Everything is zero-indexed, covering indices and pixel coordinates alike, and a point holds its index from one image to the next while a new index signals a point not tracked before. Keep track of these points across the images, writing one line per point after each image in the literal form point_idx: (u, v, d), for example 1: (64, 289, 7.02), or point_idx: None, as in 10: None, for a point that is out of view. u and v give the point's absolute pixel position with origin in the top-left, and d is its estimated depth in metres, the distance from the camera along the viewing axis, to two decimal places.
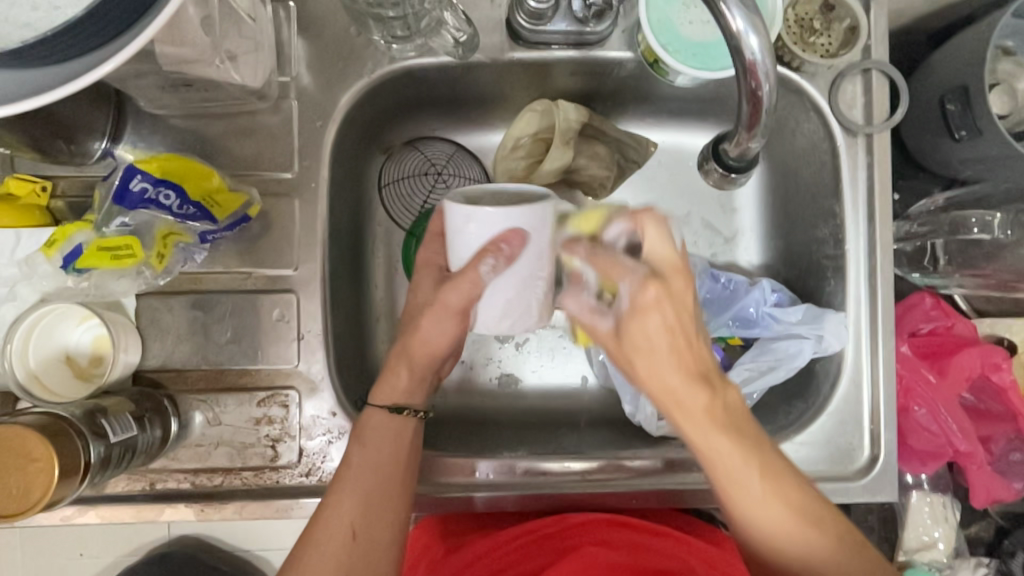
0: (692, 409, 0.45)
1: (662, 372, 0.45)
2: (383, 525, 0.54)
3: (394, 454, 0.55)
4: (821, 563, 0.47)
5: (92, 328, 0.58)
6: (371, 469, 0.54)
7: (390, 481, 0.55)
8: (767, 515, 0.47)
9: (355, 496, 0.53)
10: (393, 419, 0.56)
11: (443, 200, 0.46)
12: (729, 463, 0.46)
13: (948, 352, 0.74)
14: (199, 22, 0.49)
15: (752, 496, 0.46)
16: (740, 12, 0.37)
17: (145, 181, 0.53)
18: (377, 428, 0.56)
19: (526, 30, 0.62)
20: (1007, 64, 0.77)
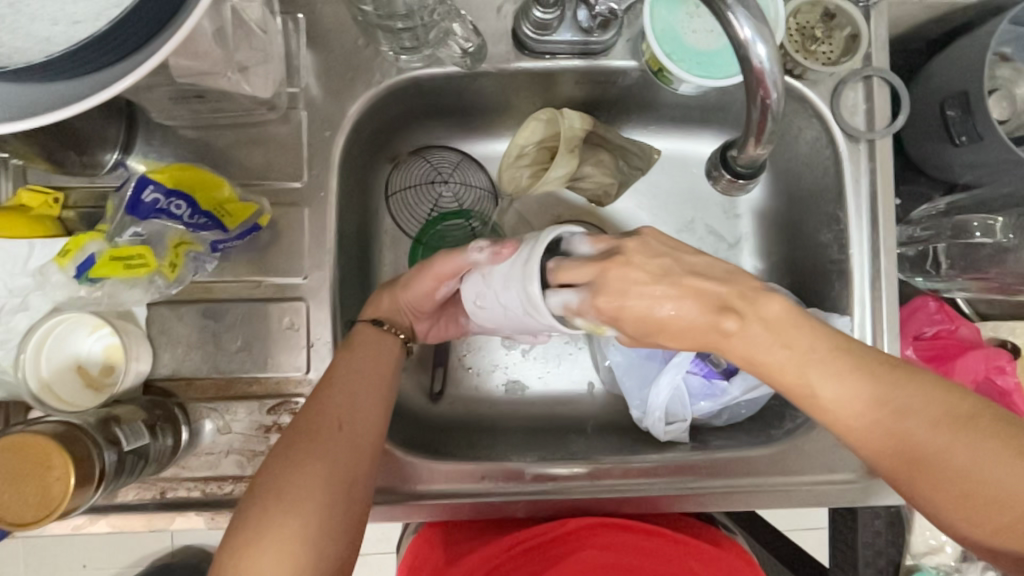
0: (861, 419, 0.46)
1: (817, 399, 0.47)
2: (369, 428, 0.52)
3: (375, 371, 0.55)
4: (953, 449, 0.44)
5: (103, 337, 0.58)
6: (345, 379, 0.54)
7: (378, 388, 0.55)
8: (1000, 483, 0.42)
9: (346, 394, 0.53)
10: (374, 337, 0.58)
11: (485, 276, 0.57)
12: (793, 371, 0.47)
13: (952, 355, 0.75)
14: (212, 34, 0.50)
15: (975, 472, 0.43)
16: (748, 21, 0.37)
17: (157, 193, 0.54)
18: (365, 343, 0.58)
19: (531, 40, 0.62)
20: (1006, 70, 0.78)
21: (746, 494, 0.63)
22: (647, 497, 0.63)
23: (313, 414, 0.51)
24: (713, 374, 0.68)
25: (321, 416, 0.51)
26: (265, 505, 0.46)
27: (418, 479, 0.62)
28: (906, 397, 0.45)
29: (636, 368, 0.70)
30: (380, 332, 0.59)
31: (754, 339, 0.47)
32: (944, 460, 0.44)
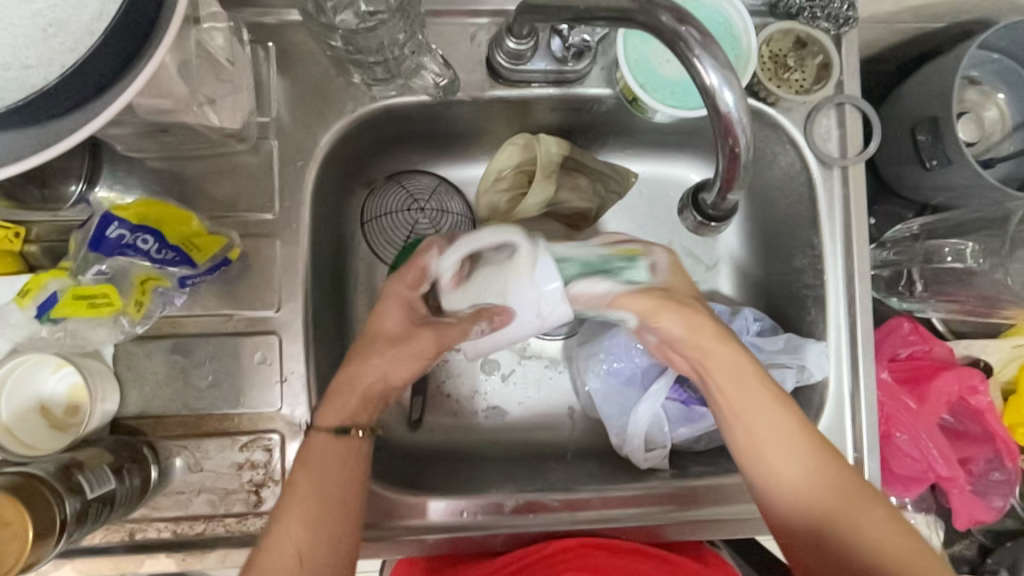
0: (773, 424, 0.53)
1: (738, 392, 0.55)
2: (332, 557, 0.50)
3: (337, 491, 0.52)
4: (803, 466, 0.52)
5: (67, 376, 0.56)
6: (314, 518, 0.50)
7: (338, 512, 0.51)
8: (819, 504, 0.52)
9: (302, 528, 0.50)
10: (337, 449, 0.53)
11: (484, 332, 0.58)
12: (701, 364, 0.56)
13: (927, 376, 0.76)
14: (176, 70, 0.49)
15: (801, 486, 0.52)
16: (714, 68, 0.37)
17: (122, 228, 0.53)
18: (321, 454, 0.53)
19: (505, 69, 0.62)
20: (974, 93, 0.79)
21: (726, 522, 0.63)
22: (628, 526, 0.63)
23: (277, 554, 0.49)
24: (691, 401, 0.68)
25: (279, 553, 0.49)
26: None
27: (394, 514, 0.61)
28: (802, 425, 0.53)
29: (614, 395, 0.69)
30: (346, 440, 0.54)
31: (685, 321, 0.56)
32: (779, 470, 0.53)
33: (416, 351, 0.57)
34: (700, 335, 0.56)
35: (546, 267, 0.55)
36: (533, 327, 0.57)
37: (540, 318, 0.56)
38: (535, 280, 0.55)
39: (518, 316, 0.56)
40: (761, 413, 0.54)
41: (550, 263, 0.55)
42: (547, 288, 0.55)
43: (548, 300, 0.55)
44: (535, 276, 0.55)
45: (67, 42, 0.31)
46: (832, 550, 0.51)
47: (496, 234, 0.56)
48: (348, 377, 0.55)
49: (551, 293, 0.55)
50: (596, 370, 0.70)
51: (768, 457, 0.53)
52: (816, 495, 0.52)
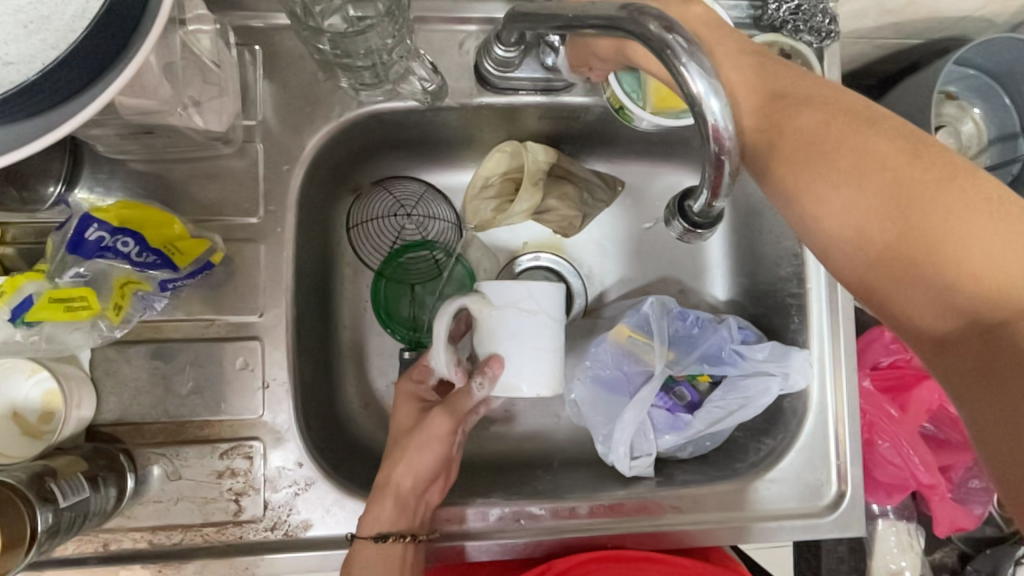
0: (858, 192, 0.41)
1: (816, 181, 0.43)
2: None
3: None
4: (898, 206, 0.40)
5: (42, 381, 0.55)
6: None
7: None
8: (1000, 280, 0.36)
9: None
10: (379, 558, 0.57)
11: (520, 386, 0.56)
12: (828, 167, 0.42)
13: (910, 384, 0.76)
14: (160, 71, 0.48)
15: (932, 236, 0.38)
16: (700, 74, 0.35)
17: (101, 231, 0.51)
18: (367, 568, 0.56)
19: (493, 76, 0.62)
20: (951, 107, 0.81)
21: (710, 529, 0.63)
22: (617, 535, 0.63)
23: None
24: (677, 408, 0.69)
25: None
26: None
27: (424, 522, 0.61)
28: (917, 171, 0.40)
29: (601, 402, 0.69)
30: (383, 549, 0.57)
31: (806, 106, 0.44)
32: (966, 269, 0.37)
33: (434, 438, 0.61)
34: (808, 94, 0.45)
35: (504, 309, 0.54)
36: (544, 362, 0.56)
37: (539, 355, 0.55)
38: (506, 328, 0.54)
39: (517, 361, 0.55)
40: (843, 209, 0.42)
41: (508, 308, 0.54)
42: (527, 327, 0.54)
43: (533, 338, 0.55)
44: (499, 325, 0.55)
45: (49, 40, 0.30)
46: (976, 294, 0.37)
47: (446, 313, 0.55)
48: (383, 488, 0.59)
49: (533, 328, 0.54)
50: (582, 377, 0.70)
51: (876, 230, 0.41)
52: (937, 221, 0.38)
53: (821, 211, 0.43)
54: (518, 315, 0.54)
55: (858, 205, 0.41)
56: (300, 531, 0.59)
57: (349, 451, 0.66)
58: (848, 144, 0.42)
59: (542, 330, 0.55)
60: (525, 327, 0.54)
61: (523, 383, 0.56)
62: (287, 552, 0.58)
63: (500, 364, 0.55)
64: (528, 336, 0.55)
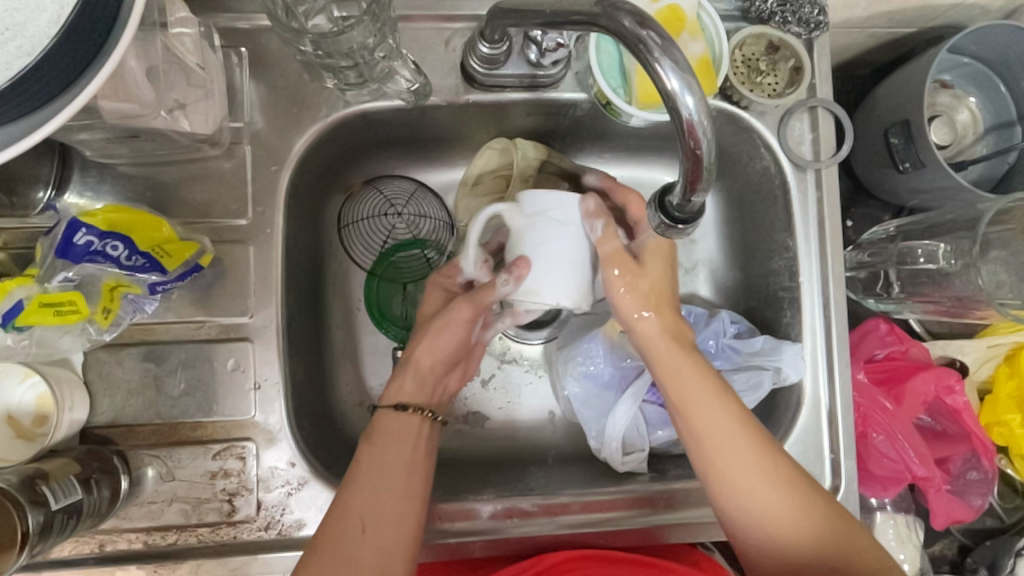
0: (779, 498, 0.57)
1: (719, 443, 0.58)
2: (392, 526, 0.55)
3: (398, 462, 0.57)
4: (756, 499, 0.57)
5: (35, 385, 0.55)
6: (370, 475, 0.56)
7: (399, 482, 0.57)
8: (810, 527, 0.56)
9: (367, 492, 0.55)
10: (397, 426, 0.60)
11: (544, 294, 0.55)
12: (689, 400, 0.60)
13: (904, 376, 0.76)
14: (141, 75, 0.48)
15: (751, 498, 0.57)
16: (674, 71, 0.35)
17: (90, 235, 0.51)
18: (388, 434, 0.59)
19: (480, 74, 0.62)
20: (945, 96, 0.80)
21: (702, 523, 0.64)
22: (608, 534, 0.63)
23: (336, 513, 0.54)
24: None
25: (345, 514, 0.54)
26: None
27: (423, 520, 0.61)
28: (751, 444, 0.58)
29: (593, 399, 0.69)
30: (406, 415, 0.60)
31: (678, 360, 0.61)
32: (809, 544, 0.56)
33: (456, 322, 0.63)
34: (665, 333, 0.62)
35: (536, 217, 0.54)
36: (572, 274, 0.55)
37: (567, 266, 0.55)
38: (535, 235, 0.54)
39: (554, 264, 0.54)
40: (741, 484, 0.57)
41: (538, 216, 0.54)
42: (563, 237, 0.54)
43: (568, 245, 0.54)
44: (530, 232, 0.54)
45: (23, 46, 0.30)
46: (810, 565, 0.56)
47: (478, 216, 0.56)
48: (411, 365, 0.62)
49: (564, 238, 0.54)
50: (573, 373, 0.70)
51: (778, 533, 0.57)
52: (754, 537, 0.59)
53: (748, 514, 0.57)
54: (549, 221, 0.54)
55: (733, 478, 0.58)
56: (294, 531, 0.59)
57: (343, 450, 0.66)
58: (734, 431, 0.58)
59: (572, 239, 0.55)
60: (555, 233, 0.54)
61: (549, 292, 0.55)
62: (280, 551, 0.58)
63: (525, 271, 0.55)
64: (556, 244, 0.54)
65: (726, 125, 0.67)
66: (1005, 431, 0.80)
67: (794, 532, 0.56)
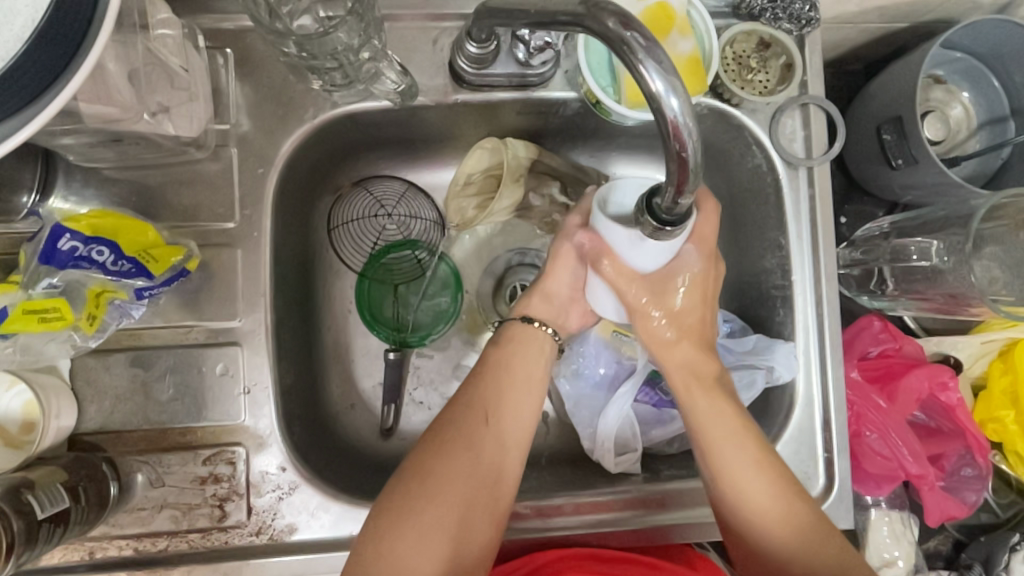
0: (752, 481, 0.56)
1: (710, 417, 0.58)
2: (518, 429, 0.57)
3: (523, 372, 0.58)
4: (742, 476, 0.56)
5: (22, 393, 0.54)
6: (492, 377, 0.57)
7: (524, 382, 0.58)
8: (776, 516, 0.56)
9: (484, 400, 0.56)
10: (521, 333, 0.60)
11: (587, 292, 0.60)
12: (685, 381, 0.59)
13: (897, 374, 0.76)
14: (121, 78, 0.47)
15: (734, 473, 0.57)
16: (658, 73, 0.34)
17: (74, 240, 0.51)
18: (514, 341, 0.59)
19: (469, 74, 0.62)
20: (939, 92, 0.79)
21: (695, 524, 0.63)
22: (601, 534, 0.63)
23: (464, 407, 0.56)
24: (663, 403, 0.69)
25: (473, 409, 0.56)
26: (410, 486, 0.53)
27: None
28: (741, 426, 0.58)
29: (585, 399, 0.70)
30: (531, 329, 0.60)
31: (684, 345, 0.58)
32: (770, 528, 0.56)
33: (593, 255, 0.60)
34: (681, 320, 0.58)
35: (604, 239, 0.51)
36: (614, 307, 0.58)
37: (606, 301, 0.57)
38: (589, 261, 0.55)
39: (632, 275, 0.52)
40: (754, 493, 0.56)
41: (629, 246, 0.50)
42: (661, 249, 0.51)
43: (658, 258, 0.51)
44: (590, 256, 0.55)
45: None
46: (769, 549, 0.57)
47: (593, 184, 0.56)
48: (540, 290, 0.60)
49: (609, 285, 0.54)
50: (566, 373, 0.70)
51: (760, 529, 0.56)
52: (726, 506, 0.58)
53: (732, 496, 0.57)
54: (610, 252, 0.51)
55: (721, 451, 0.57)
56: (285, 535, 0.58)
57: (335, 454, 0.66)
58: (718, 409, 0.58)
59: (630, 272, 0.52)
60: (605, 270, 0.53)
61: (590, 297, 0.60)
62: (270, 556, 0.58)
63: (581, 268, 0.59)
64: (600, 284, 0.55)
65: (717, 122, 0.66)
66: (999, 427, 0.80)
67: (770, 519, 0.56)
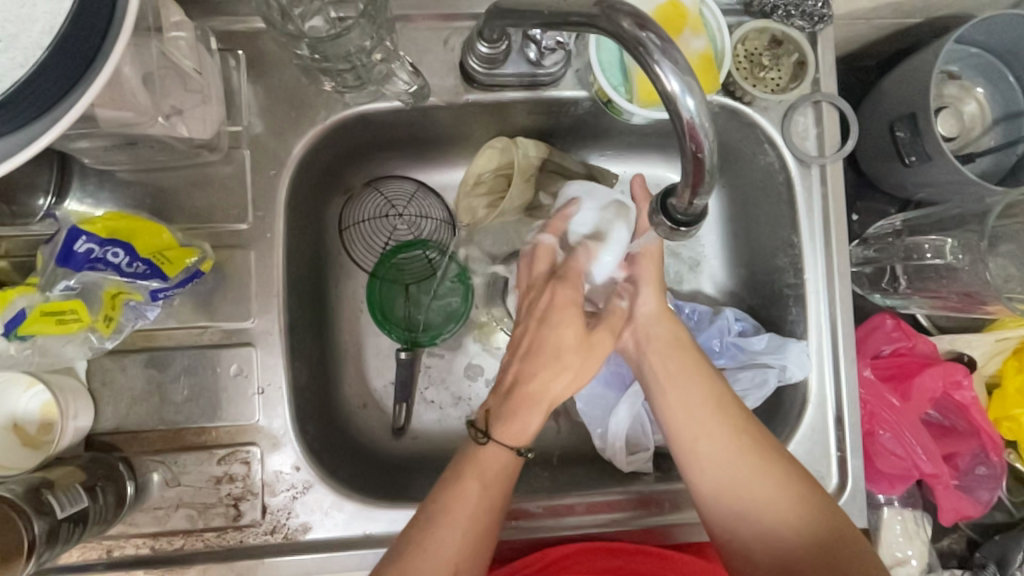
0: (720, 452, 0.58)
1: (677, 395, 0.61)
2: (473, 573, 0.54)
3: (488, 507, 0.55)
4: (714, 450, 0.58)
5: (39, 394, 0.55)
6: (465, 509, 0.54)
7: (484, 528, 0.54)
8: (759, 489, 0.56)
9: (460, 530, 0.53)
10: (497, 465, 0.57)
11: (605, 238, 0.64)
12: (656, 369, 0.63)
13: (911, 372, 0.75)
14: (136, 82, 0.48)
15: (704, 452, 0.58)
16: (674, 73, 0.34)
17: (90, 243, 0.51)
18: (487, 465, 0.57)
19: (480, 74, 0.62)
20: (952, 88, 0.79)
21: None
22: (615, 531, 0.63)
23: (430, 562, 0.52)
24: None
25: (431, 560, 0.52)
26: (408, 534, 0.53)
27: None
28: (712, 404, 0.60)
29: (597, 398, 0.70)
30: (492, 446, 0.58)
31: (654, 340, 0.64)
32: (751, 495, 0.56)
33: (597, 354, 0.63)
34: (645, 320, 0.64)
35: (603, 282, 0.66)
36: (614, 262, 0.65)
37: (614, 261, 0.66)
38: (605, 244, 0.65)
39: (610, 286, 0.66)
40: (729, 473, 0.57)
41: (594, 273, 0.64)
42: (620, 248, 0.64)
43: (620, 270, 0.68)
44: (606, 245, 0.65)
45: (16, 58, 0.29)
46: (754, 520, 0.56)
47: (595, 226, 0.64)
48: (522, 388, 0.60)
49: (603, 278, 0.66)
50: None
51: (742, 502, 0.56)
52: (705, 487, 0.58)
53: (710, 476, 0.58)
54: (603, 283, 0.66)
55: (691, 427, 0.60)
56: (300, 534, 0.59)
57: (348, 453, 0.66)
58: (690, 388, 0.61)
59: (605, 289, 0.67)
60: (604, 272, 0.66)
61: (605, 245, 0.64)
62: (285, 555, 0.58)
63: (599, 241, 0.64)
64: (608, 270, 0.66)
65: (728, 120, 0.66)
66: (1014, 426, 0.79)
67: (752, 493, 0.56)
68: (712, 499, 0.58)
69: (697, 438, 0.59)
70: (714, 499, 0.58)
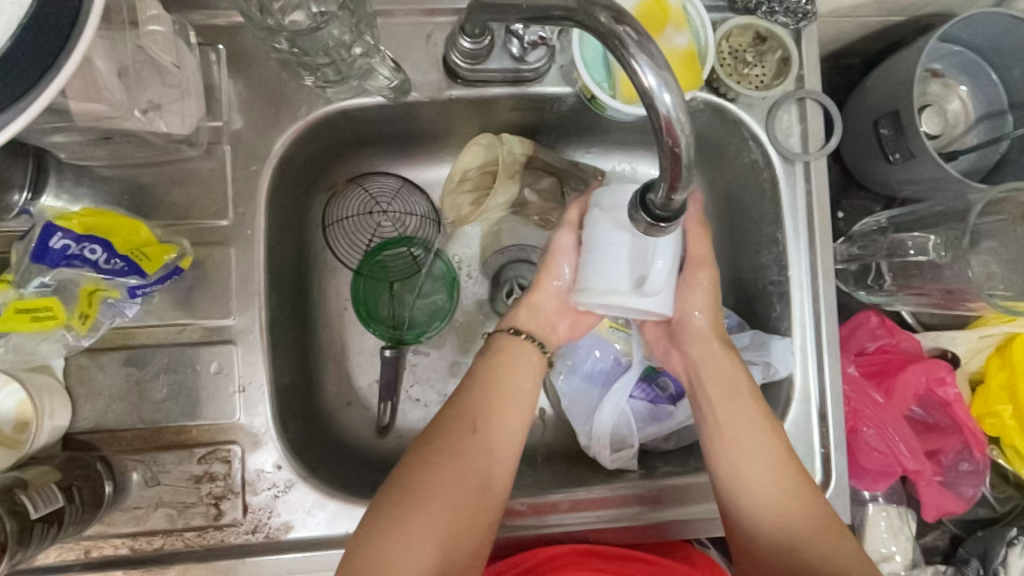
0: (760, 460, 0.57)
1: (724, 406, 0.59)
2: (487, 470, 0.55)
3: (507, 391, 0.59)
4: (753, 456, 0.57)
5: (15, 392, 0.53)
6: (487, 391, 0.58)
7: (500, 406, 0.58)
8: (782, 498, 0.56)
9: (475, 429, 0.56)
10: (513, 347, 0.62)
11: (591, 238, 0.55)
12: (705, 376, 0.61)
13: (894, 370, 0.76)
14: (110, 76, 0.47)
15: (743, 465, 0.57)
16: (650, 67, 0.34)
17: (66, 238, 0.51)
18: (507, 349, 0.61)
19: (463, 70, 0.61)
20: (936, 86, 0.79)
21: (692, 521, 0.63)
22: (598, 529, 0.63)
23: (444, 461, 0.54)
24: (659, 399, 0.69)
25: (440, 450, 0.55)
26: (398, 501, 0.53)
27: None
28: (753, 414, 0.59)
29: (581, 395, 0.70)
30: (517, 341, 0.62)
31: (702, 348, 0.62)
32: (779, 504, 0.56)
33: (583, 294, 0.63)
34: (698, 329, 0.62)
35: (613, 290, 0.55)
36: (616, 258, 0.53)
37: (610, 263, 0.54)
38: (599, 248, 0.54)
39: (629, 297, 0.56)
40: (763, 480, 0.57)
41: (645, 288, 0.53)
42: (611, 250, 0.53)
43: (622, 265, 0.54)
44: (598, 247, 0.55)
45: None
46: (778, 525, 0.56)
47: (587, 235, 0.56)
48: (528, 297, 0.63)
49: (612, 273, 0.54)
50: (562, 369, 0.71)
51: (774, 511, 0.56)
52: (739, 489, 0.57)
53: (740, 483, 0.57)
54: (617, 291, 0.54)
55: (730, 435, 0.58)
56: (281, 533, 0.58)
57: (331, 452, 0.66)
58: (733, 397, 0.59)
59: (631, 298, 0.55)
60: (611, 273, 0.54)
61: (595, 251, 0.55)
62: (267, 554, 0.58)
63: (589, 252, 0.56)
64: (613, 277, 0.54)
65: (712, 117, 0.66)
66: (996, 422, 0.80)
67: (780, 504, 0.56)
68: (742, 500, 0.57)
69: (738, 474, 0.57)
70: (743, 501, 0.57)
